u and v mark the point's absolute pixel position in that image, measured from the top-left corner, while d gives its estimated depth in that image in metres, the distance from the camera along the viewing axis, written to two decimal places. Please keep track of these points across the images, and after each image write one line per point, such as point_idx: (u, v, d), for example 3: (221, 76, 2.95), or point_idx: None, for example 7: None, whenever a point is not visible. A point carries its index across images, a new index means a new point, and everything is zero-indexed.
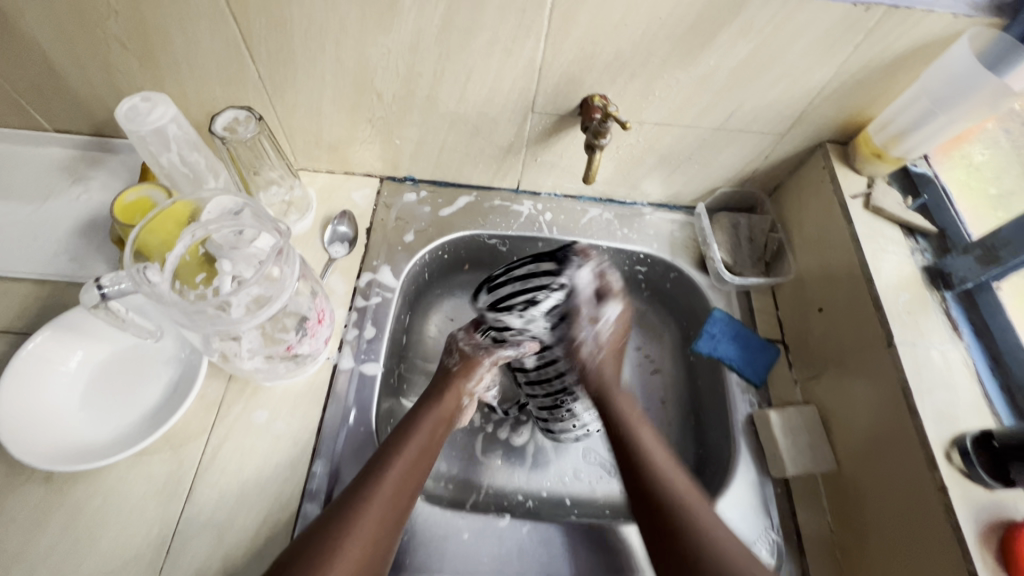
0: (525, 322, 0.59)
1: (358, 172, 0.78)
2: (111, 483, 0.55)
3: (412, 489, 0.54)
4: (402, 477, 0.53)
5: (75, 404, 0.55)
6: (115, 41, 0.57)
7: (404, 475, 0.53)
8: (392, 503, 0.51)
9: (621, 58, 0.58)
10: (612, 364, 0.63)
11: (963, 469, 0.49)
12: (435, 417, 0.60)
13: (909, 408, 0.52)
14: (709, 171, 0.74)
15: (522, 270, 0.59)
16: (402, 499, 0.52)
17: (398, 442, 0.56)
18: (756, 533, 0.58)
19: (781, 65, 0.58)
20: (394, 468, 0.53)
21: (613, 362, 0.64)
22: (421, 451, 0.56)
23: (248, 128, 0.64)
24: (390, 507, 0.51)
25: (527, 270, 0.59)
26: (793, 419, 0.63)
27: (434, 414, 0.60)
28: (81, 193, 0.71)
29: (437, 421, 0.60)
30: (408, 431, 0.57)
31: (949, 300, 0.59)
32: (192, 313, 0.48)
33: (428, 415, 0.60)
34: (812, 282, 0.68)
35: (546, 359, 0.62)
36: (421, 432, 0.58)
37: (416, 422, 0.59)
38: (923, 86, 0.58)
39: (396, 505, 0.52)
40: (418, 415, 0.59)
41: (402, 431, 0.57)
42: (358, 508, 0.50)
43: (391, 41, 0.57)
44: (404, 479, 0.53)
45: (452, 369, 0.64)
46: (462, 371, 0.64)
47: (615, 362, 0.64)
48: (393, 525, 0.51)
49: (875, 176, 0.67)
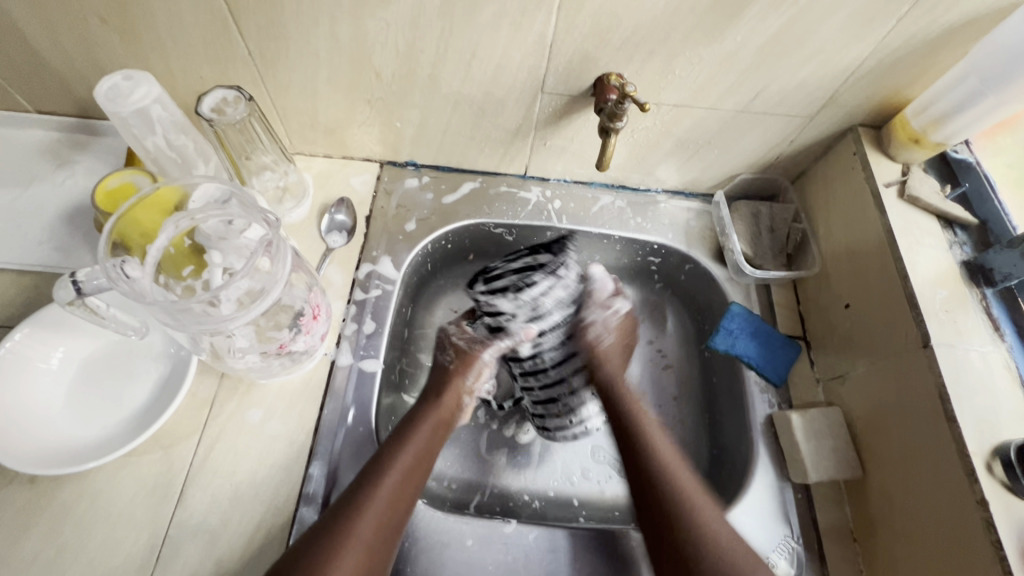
0: (517, 308, 0.58)
1: (357, 156, 0.74)
2: (99, 485, 0.52)
3: (411, 495, 0.51)
4: (400, 483, 0.50)
5: (58, 404, 0.53)
6: (93, 15, 0.53)
7: (401, 483, 0.50)
8: (388, 513, 0.48)
9: (639, 34, 0.53)
10: (618, 355, 0.62)
11: (1006, 483, 0.45)
12: (435, 420, 0.57)
13: (946, 415, 0.49)
14: (729, 157, 0.70)
15: (518, 262, 0.60)
16: (399, 509, 0.49)
17: (396, 447, 0.53)
18: (775, 542, 0.55)
19: (814, 41, 0.53)
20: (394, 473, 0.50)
21: (619, 354, 0.62)
22: (420, 456, 0.53)
23: (237, 109, 0.59)
24: (386, 517, 0.48)
25: (523, 262, 0.60)
26: (816, 422, 0.59)
27: (433, 416, 0.57)
28: (66, 179, 0.68)
29: (437, 425, 0.57)
30: (407, 435, 0.54)
31: (990, 298, 0.55)
32: (177, 313, 0.44)
33: (427, 416, 0.57)
34: (839, 275, 0.64)
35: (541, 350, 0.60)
36: (420, 434, 0.55)
37: (415, 425, 0.55)
38: (972, 65, 0.53)
39: (395, 511, 0.49)
40: (417, 417, 0.56)
41: (401, 435, 0.54)
42: (353, 519, 0.47)
43: (390, 15, 0.53)
44: (401, 487, 0.50)
45: (448, 365, 0.61)
46: (459, 368, 0.61)
47: (621, 353, 0.62)
48: (388, 537, 0.48)
49: (911, 163, 0.62)
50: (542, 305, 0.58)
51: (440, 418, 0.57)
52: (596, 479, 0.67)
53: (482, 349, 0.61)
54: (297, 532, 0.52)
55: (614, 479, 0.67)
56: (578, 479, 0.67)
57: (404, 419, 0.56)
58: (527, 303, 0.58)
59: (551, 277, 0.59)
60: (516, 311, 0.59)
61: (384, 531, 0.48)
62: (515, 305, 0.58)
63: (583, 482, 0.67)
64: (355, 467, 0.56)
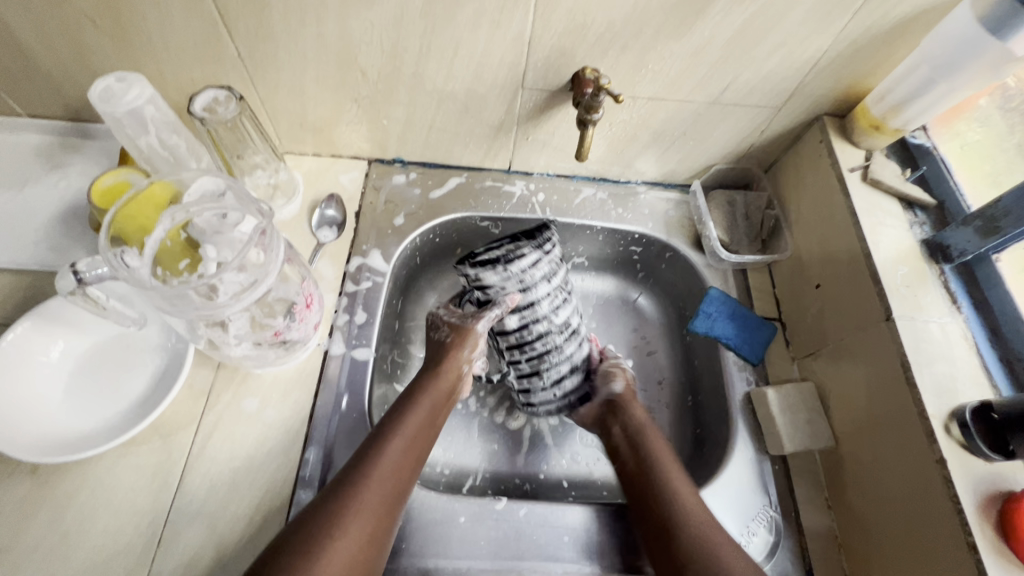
0: (505, 279, 0.58)
1: (346, 155, 0.76)
2: (99, 474, 0.54)
3: (412, 466, 0.53)
4: (402, 456, 0.52)
5: (58, 396, 0.54)
6: (86, 19, 0.55)
7: (405, 451, 0.53)
8: (396, 476, 0.51)
9: (613, 29, 0.56)
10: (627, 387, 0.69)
11: (963, 442, 0.48)
12: (437, 393, 0.59)
13: (908, 382, 0.52)
14: (704, 148, 0.73)
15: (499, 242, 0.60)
16: (405, 474, 0.52)
17: (400, 415, 0.56)
18: (754, 511, 0.58)
19: (777, 34, 0.56)
20: (393, 446, 0.52)
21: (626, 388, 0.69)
22: (420, 429, 0.55)
23: (228, 108, 0.61)
24: (393, 481, 0.50)
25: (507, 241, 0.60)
26: (790, 396, 0.62)
27: (433, 392, 0.59)
28: (59, 181, 0.69)
29: (436, 401, 0.58)
30: (404, 410, 0.56)
31: (948, 273, 0.59)
32: (173, 298, 0.46)
33: (428, 386, 0.59)
34: (810, 259, 0.68)
35: (528, 321, 0.59)
36: (419, 409, 0.57)
37: (416, 397, 0.58)
38: (923, 55, 0.57)
39: (397, 480, 0.51)
40: (418, 389, 0.59)
41: (400, 411, 0.56)
42: (361, 481, 0.49)
43: (374, 15, 0.55)
44: (408, 452, 0.53)
45: (446, 340, 0.62)
46: (456, 341, 0.62)
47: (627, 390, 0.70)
48: (396, 500, 0.50)
49: (873, 149, 0.66)
50: (529, 277, 0.58)
51: (445, 387, 0.60)
52: (585, 461, 0.69)
53: (475, 321, 0.61)
54: (295, 513, 0.54)
55: (602, 460, 0.69)
56: (567, 461, 0.69)
57: (406, 391, 0.59)
58: (515, 276, 0.58)
59: (538, 251, 0.59)
60: (504, 282, 0.58)
61: (392, 494, 0.50)
62: (506, 276, 0.58)
63: (572, 464, 0.69)
64: (350, 450, 0.58)
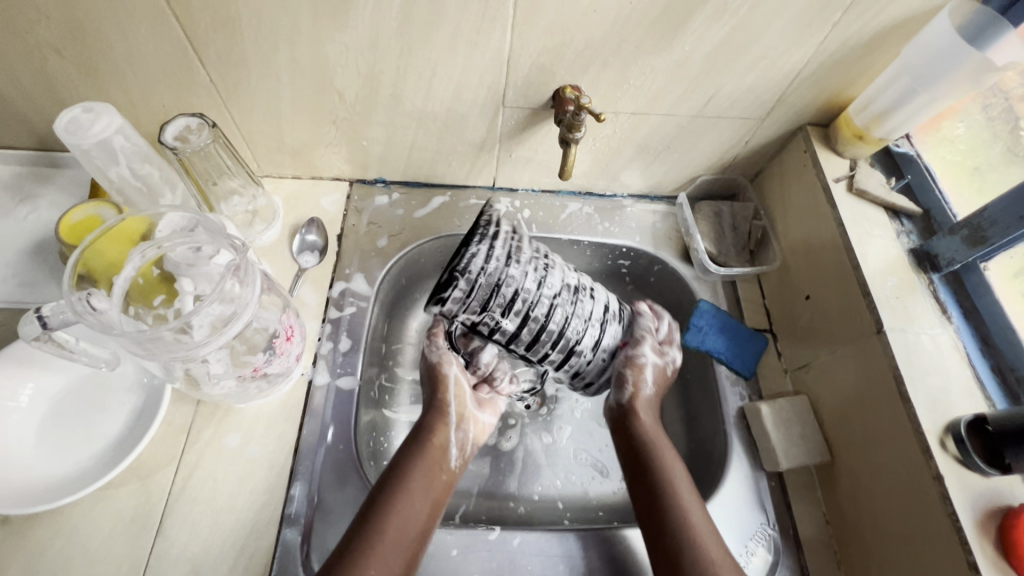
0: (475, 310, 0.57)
1: (326, 176, 0.74)
2: (74, 522, 0.51)
3: (417, 531, 0.51)
4: (407, 519, 0.51)
5: (30, 440, 0.52)
6: (50, 48, 0.53)
7: (409, 522, 0.51)
8: (400, 550, 0.49)
9: (592, 46, 0.55)
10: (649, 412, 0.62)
11: (959, 457, 0.48)
12: (429, 455, 0.56)
13: (902, 396, 0.51)
14: (688, 160, 0.72)
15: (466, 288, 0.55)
16: (411, 539, 0.50)
17: (404, 473, 0.53)
18: (752, 530, 0.57)
19: (758, 46, 0.56)
20: (401, 503, 0.51)
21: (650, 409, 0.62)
22: (425, 489, 0.53)
23: (200, 136, 0.60)
24: (400, 549, 0.49)
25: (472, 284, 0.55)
26: (785, 411, 0.61)
27: (427, 449, 0.56)
28: (29, 213, 0.67)
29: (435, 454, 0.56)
30: (405, 468, 0.54)
31: (937, 283, 0.58)
32: (147, 341, 0.44)
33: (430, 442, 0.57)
34: (799, 269, 0.67)
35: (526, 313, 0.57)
36: (417, 470, 0.54)
37: (413, 453, 0.56)
38: (903, 64, 0.57)
39: (403, 548, 0.49)
40: (408, 457, 0.55)
41: (401, 466, 0.54)
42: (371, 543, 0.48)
43: (348, 38, 0.54)
44: (412, 516, 0.51)
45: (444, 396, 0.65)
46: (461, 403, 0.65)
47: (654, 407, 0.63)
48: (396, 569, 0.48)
49: (858, 158, 0.66)
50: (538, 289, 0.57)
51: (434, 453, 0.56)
52: (580, 481, 0.68)
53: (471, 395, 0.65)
54: (283, 553, 0.52)
55: (597, 479, 0.68)
56: (562, 482, 0.67)
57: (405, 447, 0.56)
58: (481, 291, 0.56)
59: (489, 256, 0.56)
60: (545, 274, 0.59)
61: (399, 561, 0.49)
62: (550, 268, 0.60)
63: (567, 485, 0.67)
64: (338, 484, 0.56)
